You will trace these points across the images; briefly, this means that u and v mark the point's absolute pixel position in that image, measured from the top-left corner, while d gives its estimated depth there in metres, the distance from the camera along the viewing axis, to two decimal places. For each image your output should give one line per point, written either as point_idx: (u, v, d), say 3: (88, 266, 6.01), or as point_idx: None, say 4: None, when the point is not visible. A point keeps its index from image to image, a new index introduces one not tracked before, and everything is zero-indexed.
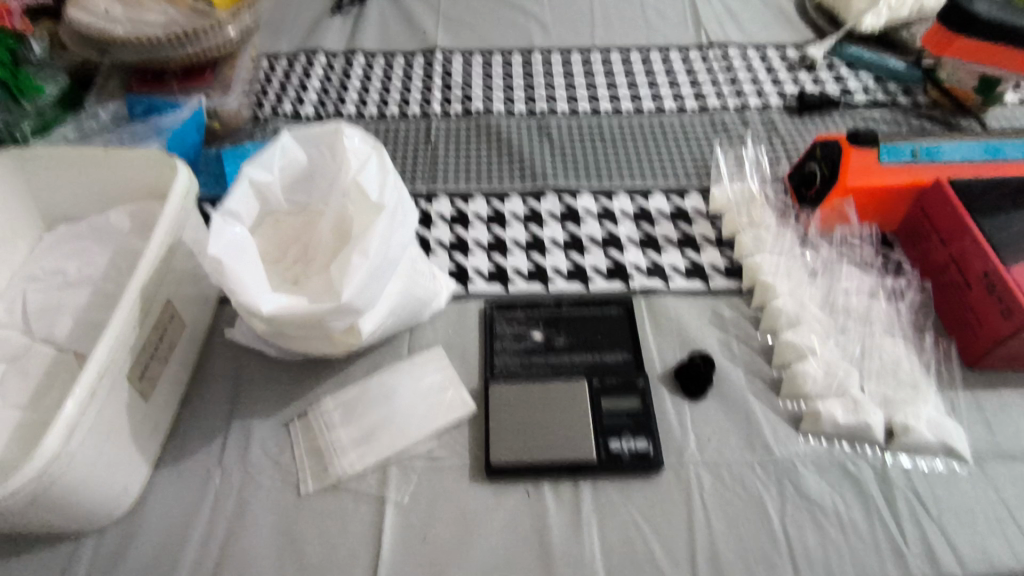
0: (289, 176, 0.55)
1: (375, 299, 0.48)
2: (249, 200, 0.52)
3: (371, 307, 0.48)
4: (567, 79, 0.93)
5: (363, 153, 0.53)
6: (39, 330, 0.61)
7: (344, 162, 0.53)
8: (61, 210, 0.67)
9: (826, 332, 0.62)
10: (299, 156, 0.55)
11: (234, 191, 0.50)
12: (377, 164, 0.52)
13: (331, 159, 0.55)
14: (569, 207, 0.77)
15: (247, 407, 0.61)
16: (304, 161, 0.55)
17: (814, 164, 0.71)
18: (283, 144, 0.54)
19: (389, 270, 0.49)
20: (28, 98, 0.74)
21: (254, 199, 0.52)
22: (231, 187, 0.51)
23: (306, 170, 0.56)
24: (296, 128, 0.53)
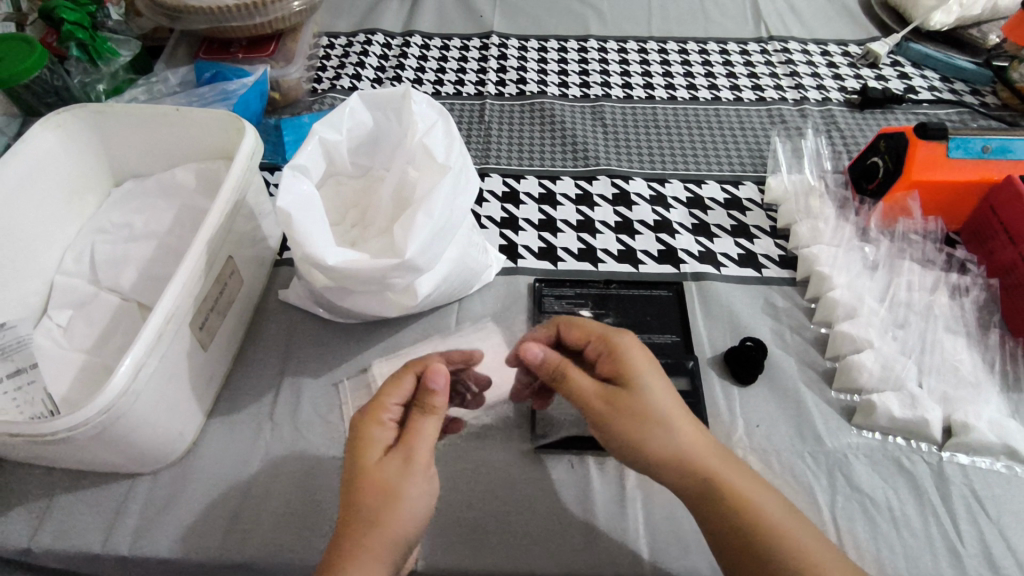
0: (356, 139, 0.56)
1: (435, 259, 0.49)
2: (317, 158, 0.53)
3: (430, 267, 0.49)
4: (622, 66, 0.93)
5: (431, 118, 0.53)
6: (106, 279, 0.63)
7: (410, 126, 0.53)
8: (130, 166, 0.70)
9: (884, 326, 0.61)
10: (367, 118, 0.55)
11: (304, 147, 0.51)
12: (442, 130, 0.52)
13: (398, 124, 0.56)
14: (620, 189, 0.76)
15: (298, 366, 0.62)
16: (371, 125, 0.56)
17: (877, 157, 0.69)
18: (353, 105, 0.54)
19: (449, 232, 0.49)
20: (104, 61, 0.77)
21: (322, 157, 0.53)
22: (301, 143, 0.52)
23: (372, 133, 0.56)
24: (365, 90, 0.54)
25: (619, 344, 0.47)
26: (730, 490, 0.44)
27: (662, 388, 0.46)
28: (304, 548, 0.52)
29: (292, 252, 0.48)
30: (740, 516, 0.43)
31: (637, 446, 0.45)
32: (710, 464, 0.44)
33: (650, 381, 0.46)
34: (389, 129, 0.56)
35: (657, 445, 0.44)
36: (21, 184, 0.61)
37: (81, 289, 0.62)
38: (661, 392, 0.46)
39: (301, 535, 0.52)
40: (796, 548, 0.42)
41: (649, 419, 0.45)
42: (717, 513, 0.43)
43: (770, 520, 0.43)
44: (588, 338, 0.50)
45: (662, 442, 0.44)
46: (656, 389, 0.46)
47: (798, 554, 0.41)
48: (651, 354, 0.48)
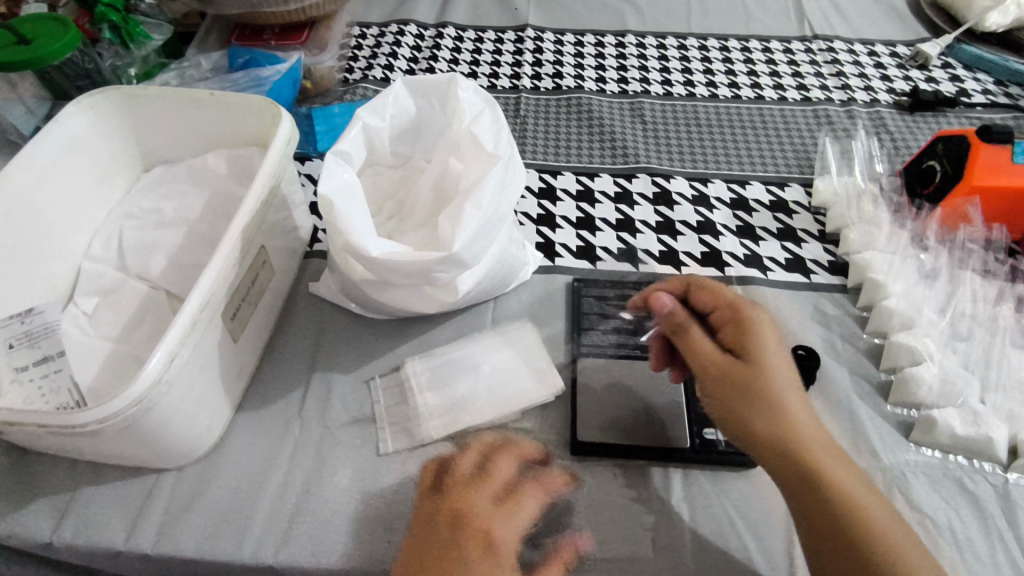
0: (398, 126, 0.54)
1: (482, 254, 0.46)
2: (358, 145, 0.51)
3: (476, 262, 0.47)
4: (661, 62, 0.90)
5: (476, 105, 0.51)
6: (134, 267, 0.61)
7: (456, 114, 0.51)
8: (160, 151, 0.68)
9: (943, 338, 0.58)
10: (410, 104, 0.53)
11: (346, 132, 0.49)
12: (490, 118, 0.50)
13: (442, 111, 0.53)
14: (662, 188, 0.73)
15: (329, 361, 0.60)
16: (414, 112, 0.53)
17: (934, 161, 0.66)
18: (396, 90, 0.52)
19: (497, 226, 0.46)
20: (136, 44, 0.75)
21: (364, 144, 0.51)
22: (343, 128, 0.50)
23: (415, 120, 0.54)
24: (409, 76, 0.52)
25: (746, 313, 0.45)
26: (835, 483, 0.40)
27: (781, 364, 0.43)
28: (334, 551, 0.49)
29: (332, 241, 0.45)
30: (841, 511, 0.40)
31: (738, 413, 0.43)
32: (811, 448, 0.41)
33: (771, 356, 0.44)
34: (432, 116, 0.54)
35: (764, 421, 0.42)
36: (52, 166, 0.59)
37: (109, 276, 0.61)
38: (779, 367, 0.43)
39: (332, 537, 0.50)
40: (893, 550, 0.38)
41: (755, 391, 0.42)
42: (812, 497, 0.41)
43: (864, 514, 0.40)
44: (717, 304, 0.47)
45: (767, 421, 0.42)
46: (774, 364, 0.43)
47: (891, 553, 0.38)
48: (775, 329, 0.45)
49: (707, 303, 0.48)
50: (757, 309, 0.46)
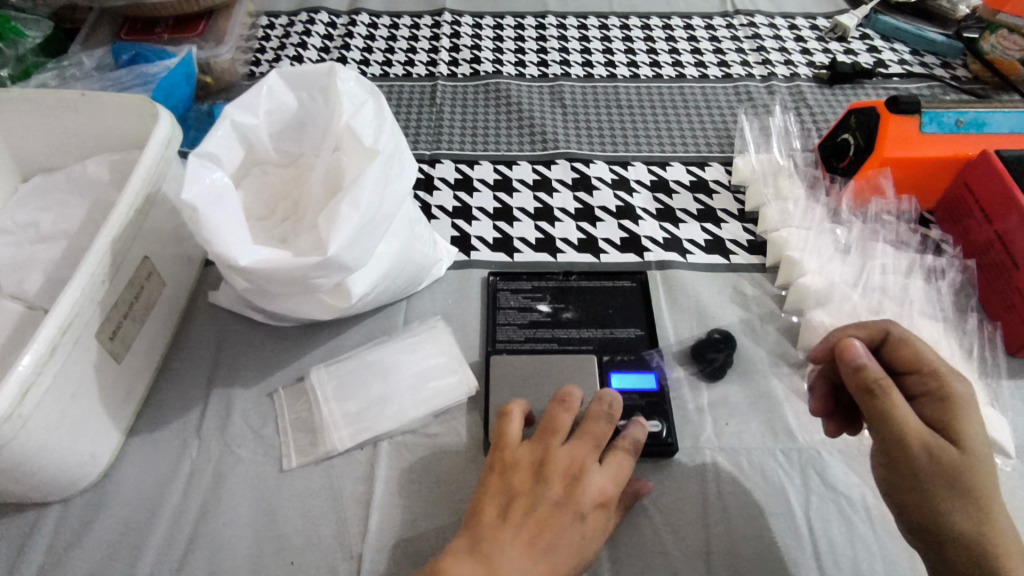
0: (277, 122, 0.50)
1: (367, 256, 0.43)
2: (231, 143, 0.47)
3: (362, 265, 0.44)
4: (582, 44, 0.88)
5: (357, 96, 0.48)
6: (7, 286, 0.56)
7: (336, 106, 0.48)
8: (38, 160, 0.63)
9: (858, 313, 0.57)
10: (288, 98, 0.50)
11: (213, 131, 0.45)
12: (373, 109, 0.47)
13: (324, 104, 0.50)
14: (581, 174, 0.71)
15: (230, 374, 0.57)
16: (293, 106, 0.50)
17: (848, 134, 0.66)
18: (270, 83, 0.49)
19: (383, 223, 0.43)
20: (7, 43, 0.69)
21: (237, 143, 0.47)
22: (211, 127, 0.46)
23: (296, 115, 0.51)
24: (285, 67, 0.49)
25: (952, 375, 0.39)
26: None
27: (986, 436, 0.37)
28: None
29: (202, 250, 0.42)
30: None
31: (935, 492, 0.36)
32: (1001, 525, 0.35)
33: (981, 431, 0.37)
34: (314, 109, 0.50)
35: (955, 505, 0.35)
36: None
37: None
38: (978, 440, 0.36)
39: (230, 564, 0.47)
40: None
41: (947, 463, 0.36)
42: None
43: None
44: (920, 366, 0.40)
45: (949, 495, 0.35)
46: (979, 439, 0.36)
47: None
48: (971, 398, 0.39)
49: (900, 362, 0.41)
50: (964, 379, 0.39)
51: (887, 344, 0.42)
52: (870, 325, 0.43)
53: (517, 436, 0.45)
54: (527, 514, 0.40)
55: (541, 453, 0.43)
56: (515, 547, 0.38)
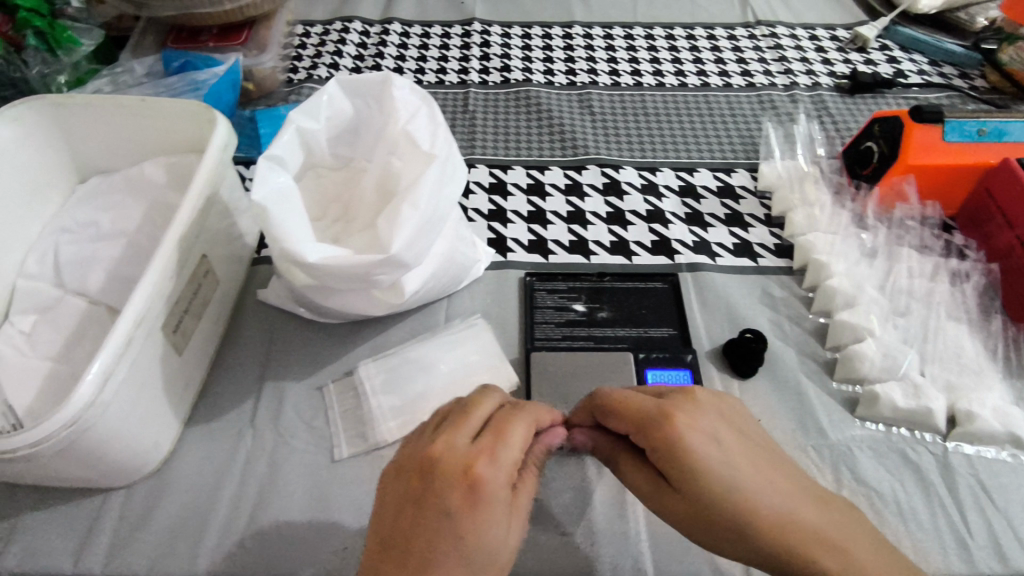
0: (333, 127, 0.53)
1: (423, 255, 0.46)
2: (293, 148, 0.50)
3: (418, 263, 0.46)
4: (608, 53, 0.90)
5: (411, 104, 0.50)
6: (71, 282, 0.59)
7: (392, 112, 0.50)
8: (96, 162, 0.66)
9: (884, 314, 0.59)
10: (344, 104, 0.52)
11: (279, 136, 0.48)
12: (427, 117, 0.50)
13: (378, 112, 0.52)
14: (611, 179, 0.74)
15: (280, 368, 0.59)
16: (350, 113, 0.53)
17: (872, 141, 0.68)
18: (329, 90, 0.51)
19: (437, 223, 0.46)
20: (64, 51, 0.73)
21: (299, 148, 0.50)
22: (276, 132, 0.49)
23: (351, 121, 0.53)
24: (344, 76, 0.51)
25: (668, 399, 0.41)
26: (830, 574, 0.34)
27: (711, 433, 0.38)
28: (291, 561, 0.49)
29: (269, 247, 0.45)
30: None
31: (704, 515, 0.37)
32: (841, 527, 0.36)
33: (704, 427, 0.39)
34: (368, 116, 0.53)
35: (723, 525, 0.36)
36: None
37: (45, 292, 0.59)
38: (697, 448, 0.37)
39: (288, 547, 0.49)
40: None
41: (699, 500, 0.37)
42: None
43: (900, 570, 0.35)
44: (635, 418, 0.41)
45: (706, 520, 0.37)
46: (689, 449, 0.37)
47: None
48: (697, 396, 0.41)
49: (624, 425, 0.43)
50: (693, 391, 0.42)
51: (601, 412, 0.44)
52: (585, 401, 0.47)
53: (459, 439, 0.37)
54: (440, 517, 0.33)
55: (479, 457, 0.35)
56: (390, 510, 0.35)
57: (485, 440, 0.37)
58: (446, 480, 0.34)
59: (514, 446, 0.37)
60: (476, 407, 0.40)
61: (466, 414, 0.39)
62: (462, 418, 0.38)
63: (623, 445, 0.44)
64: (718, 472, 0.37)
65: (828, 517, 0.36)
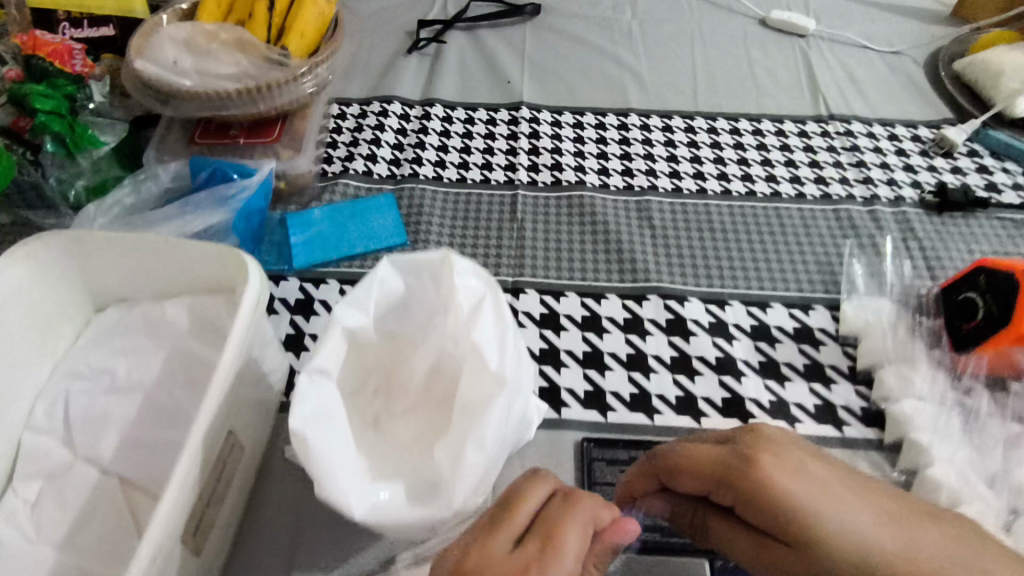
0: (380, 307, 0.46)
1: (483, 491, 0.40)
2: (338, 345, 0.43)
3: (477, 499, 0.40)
4: (668, 149, 0.83)
5: (473, 295, 0.44)
6: (81, 446, 0.53)
7: (451, 302, 0.44)
8: (113, 292, 0.60)
9: (1002, 518, 0.51)
10: (396, 284, 0.46)
11: (324, 340, 0.41)
12: (494, 314, 0.43)
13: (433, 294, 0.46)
14: (676, 314, 0.67)
15: (308, 554, 0.52)
16: (400, 292, 0.46)
17: (975, 294, 0.61)
18: (380, 272, 0.45)
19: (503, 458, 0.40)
20: (84, 154, 0.66)
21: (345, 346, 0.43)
22: (320, 331, 0.42)
23: (401, 299, 0.47)
24: (398, 254, 0.45)
25: (747, 440, 0.39)
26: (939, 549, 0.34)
27: (803, 471, 0.37)
28: None
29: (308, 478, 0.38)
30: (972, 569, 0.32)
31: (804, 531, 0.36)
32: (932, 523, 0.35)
33: (795, 458, 0.38)
34: (420, 295, 0.46)
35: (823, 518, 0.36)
36: None
37: (54, 455, 0.53)
38: (797, 500, 0.36)
39: None
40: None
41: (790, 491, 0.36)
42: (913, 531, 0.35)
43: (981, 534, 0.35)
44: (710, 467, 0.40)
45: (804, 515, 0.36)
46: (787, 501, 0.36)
47: None
48: (770, 435, 0.39)
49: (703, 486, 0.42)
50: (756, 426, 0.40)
51: (669, 474, 0.43)
52: (642, 467, 0.46)
53: (499, 545, 0.33)
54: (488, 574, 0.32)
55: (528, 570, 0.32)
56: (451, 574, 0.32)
57: (541, 549, 0.33)
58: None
59: (572, 553, 0.34)
60: (520, 497, 0.37)
61: (514, 514, 0.36)
62: (514, 529, 0.35)
63: (706, 504, 0.44)
64: (810, 493, 0.36)
65: (933, 543, 0.34)
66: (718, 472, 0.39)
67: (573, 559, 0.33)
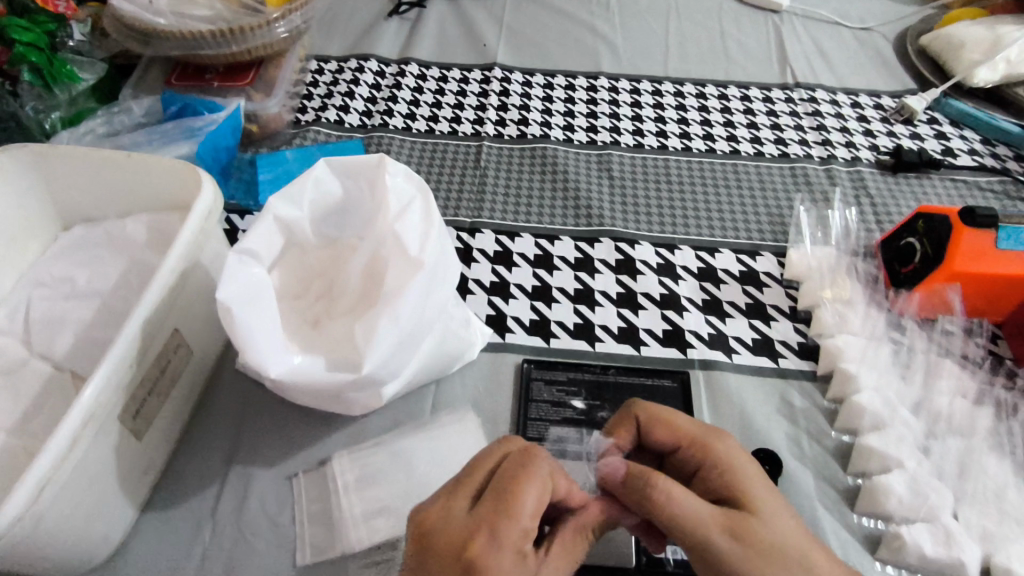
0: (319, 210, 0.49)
1: (398, 368, 0.42)
2: (271, 236, 0.46)
3: (393, 377, 0.43)
4: (634, 110, 0.85)
5: (403, 198, 0.46)
6: (38, 344, 0.56)
7: (383, 201, 0.47)
8: (78, 210, 0.62)
9: (916, 441, 0.53)
10: (336, 189, 0.49)
11: (256, 227, 0.44)
12: (421, 210, 0.46)
13: (370, 199, 0.49)
14: (625, 255, 0.69)
15: (250, 452, 0.55)
16: (340, 198, 0.49)
17: (914, 238, 0.62)
18: (319, 176, 0.48)
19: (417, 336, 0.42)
20: (60, 87, 0.69)
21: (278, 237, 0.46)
22: (252, 221, 0.45)
23: (341, 205, 0.49)
24: (333, 158, 0.48)
25: (720, 456, 0.42)
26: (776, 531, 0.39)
27: (771, 523, 0.39)
28: None
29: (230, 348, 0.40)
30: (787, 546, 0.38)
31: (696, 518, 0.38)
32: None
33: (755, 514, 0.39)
34: (359, 202, 0.49)
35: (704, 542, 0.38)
36: None
37: (10, 353, 0.56)
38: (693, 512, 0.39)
39: None
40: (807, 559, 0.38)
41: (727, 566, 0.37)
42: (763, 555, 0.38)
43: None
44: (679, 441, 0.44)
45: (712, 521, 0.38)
46: (691, 513, 0.38)
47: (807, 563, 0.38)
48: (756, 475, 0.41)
49: (668, 440, 0.44)
50: (729, 441, 0.43)
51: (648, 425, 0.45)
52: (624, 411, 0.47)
53: (460, 506, 0.38)
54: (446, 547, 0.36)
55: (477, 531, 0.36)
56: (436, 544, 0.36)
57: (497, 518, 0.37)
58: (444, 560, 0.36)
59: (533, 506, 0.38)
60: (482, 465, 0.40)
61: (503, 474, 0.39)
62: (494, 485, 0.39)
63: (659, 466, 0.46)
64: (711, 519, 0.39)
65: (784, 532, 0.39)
66: (673, 434, 0.44)
67: (529, 517, 0.37)
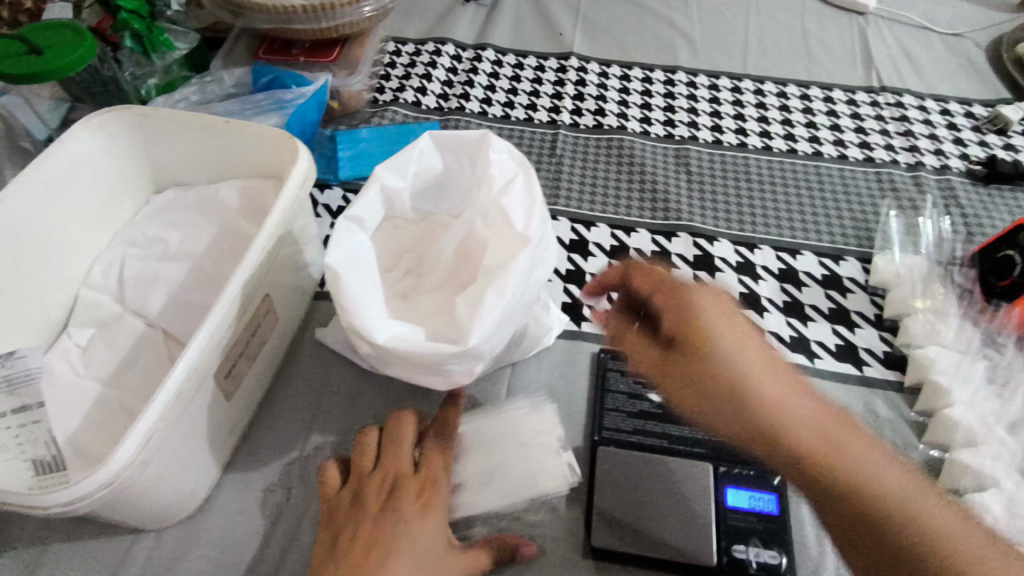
0: (420, 184, 0.50)
1: (498, 344, 0.42)
2: (377, 207, 0.47)
3: (492, 353, 0.43)
4: (712, 105, 0.84)
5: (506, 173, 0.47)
6: (132, 300, 0.58)
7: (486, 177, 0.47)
8: (172, 175, 0.65)
9: (1016, 462, 0.51)
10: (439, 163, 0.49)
11: (366, 194, 0.45)
12: (524, 185, 0.46)
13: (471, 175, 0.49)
14: (704, 252, 0.68)
15: (329, 420, 0.56)
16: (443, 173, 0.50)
17: (1013, 251, 0.58)
18: (424, 149, 0.48)
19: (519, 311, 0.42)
20: (158, 55, 0.72)
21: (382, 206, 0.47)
22: (360, 189, 0.46)
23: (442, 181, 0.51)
24: (438, 132, 0.48)
25: (684, 308, 0.43)
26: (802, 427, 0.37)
27: (751, 356, 0.40)
28: None
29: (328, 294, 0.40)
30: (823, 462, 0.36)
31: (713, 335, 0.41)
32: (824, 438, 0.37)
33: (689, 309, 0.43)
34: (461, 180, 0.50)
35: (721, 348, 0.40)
36: (55, 188, 0.56)
37: (105, 308, 0.58)
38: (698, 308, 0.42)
39: None
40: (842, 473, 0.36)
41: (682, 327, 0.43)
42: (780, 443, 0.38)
43: (887, 503, 0.34)
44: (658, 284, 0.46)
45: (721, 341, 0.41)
46: (703, 303, 0.43)
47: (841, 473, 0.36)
48: (712, 292, 0.43)
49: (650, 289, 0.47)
50: (716, 296, 0.43)
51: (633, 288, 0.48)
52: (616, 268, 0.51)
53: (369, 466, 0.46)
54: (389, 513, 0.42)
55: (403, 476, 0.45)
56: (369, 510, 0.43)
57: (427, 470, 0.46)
58: (366, 494, 0.44)
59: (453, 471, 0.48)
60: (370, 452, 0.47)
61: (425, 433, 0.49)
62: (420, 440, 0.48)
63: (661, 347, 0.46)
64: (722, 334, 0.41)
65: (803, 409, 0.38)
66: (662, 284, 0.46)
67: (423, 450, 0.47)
